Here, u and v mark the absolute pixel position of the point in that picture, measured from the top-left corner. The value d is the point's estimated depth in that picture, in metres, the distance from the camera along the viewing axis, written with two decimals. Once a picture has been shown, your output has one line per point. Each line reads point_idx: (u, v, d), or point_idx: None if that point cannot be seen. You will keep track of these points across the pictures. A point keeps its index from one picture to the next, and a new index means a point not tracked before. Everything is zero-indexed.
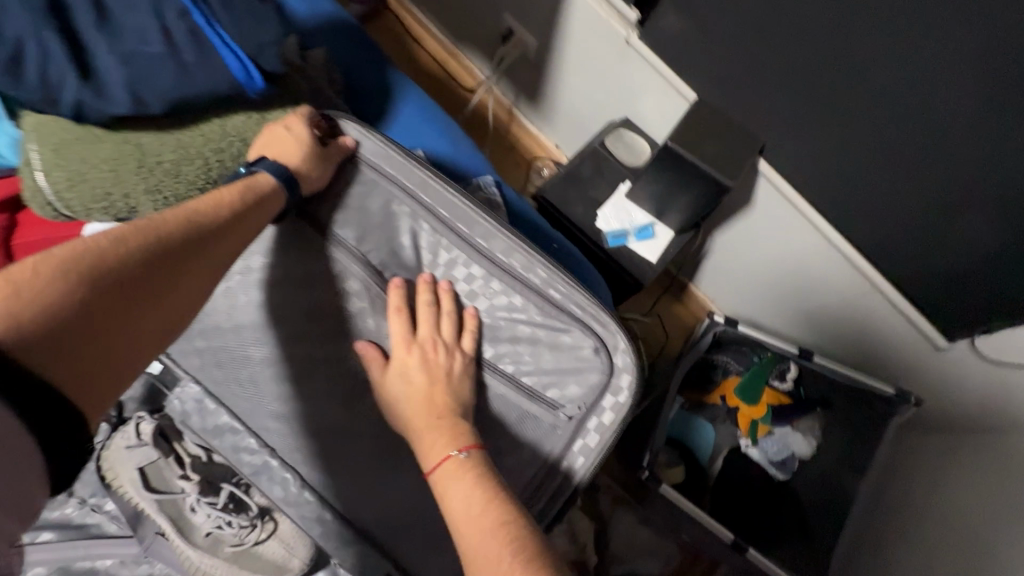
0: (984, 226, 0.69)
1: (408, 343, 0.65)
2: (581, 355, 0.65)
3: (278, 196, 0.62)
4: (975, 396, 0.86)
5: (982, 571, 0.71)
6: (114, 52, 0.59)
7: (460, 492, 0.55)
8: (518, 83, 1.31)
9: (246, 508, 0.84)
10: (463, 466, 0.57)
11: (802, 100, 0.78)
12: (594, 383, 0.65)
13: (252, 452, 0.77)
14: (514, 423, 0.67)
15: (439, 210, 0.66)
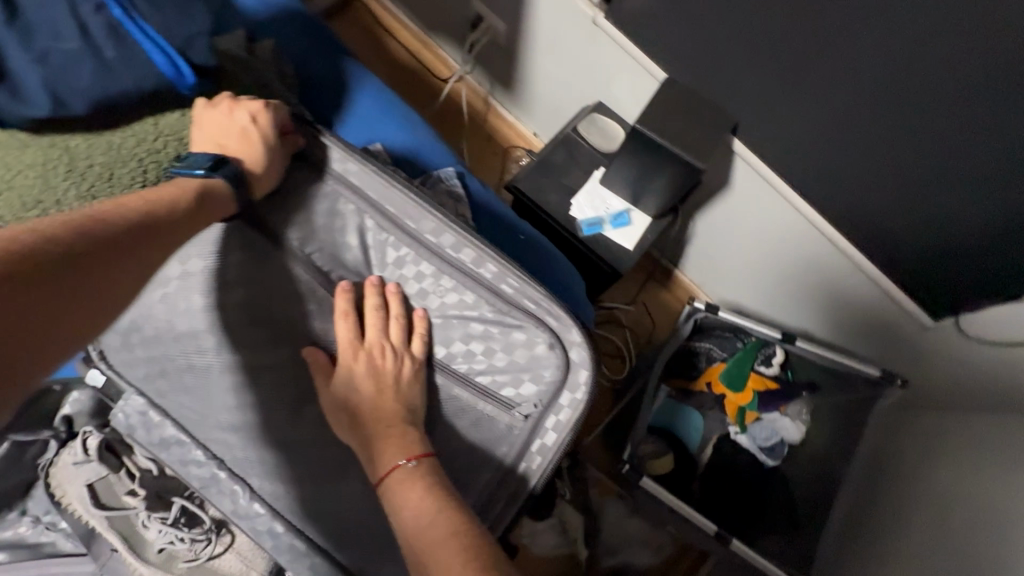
0: (960, 199, 0.70)
1: (354, 347, 0.54)
2: (535, 351, 0.55)
3: (229, 203, 0.50)
4: (957, 370, 0.88)
5: (976, 540, 0.72)
6: (25, 49, 0.49)
7: (414, 507, 0.48)
8: (490, 71, 1.27)
9: (203, 520, 0.56)
10: (416, 475, 0.49)
11: (778, 78, 0.77)
12: (550, 379, 0.55)
13: (197, 470, 0.54)
14: (465, 427, 0.57)
15: (378, 198, 0.56)
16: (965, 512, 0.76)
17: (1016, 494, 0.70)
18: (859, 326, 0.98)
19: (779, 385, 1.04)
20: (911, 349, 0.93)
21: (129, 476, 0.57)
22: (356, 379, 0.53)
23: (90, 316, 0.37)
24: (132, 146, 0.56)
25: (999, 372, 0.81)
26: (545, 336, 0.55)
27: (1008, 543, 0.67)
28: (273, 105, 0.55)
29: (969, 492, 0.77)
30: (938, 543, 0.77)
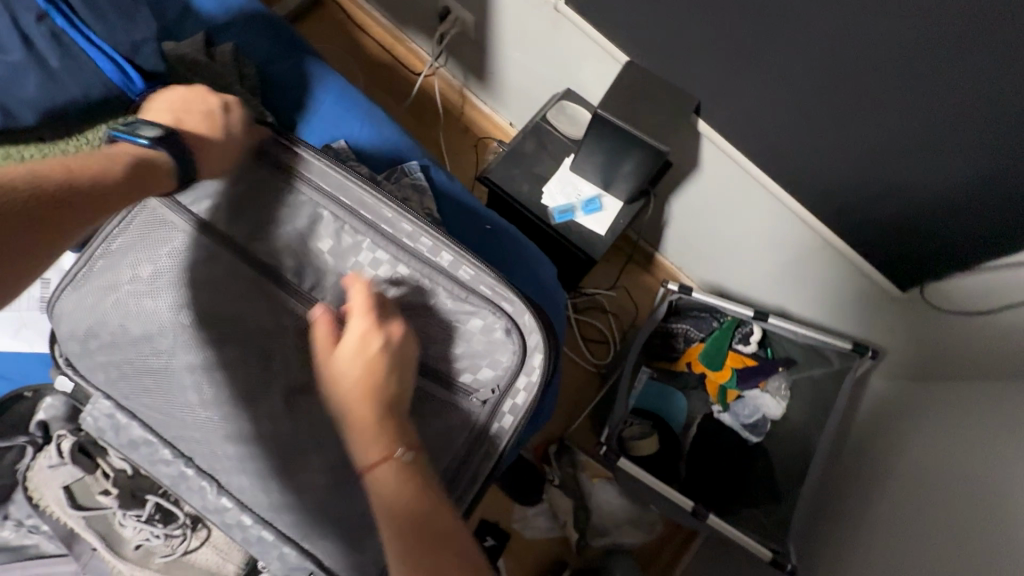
0: (920, 170, 0.70)
1: (373, 325, 0.51)
2: (491, 337, 0.56)
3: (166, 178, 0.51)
4: (929, 340, 0.88)
5: (952, 508, 0.72)
6: None
7: (405, 501, 0.45)
8: (460, 63, 1.27)
9: (178, 516, 0.57)
10: (410, 470, 0.47)
11: (734, 57, 0.77)
12: (506, 364, 0.57)
13: (169, 465, 0.55)
14: (423, 413, 0.58)
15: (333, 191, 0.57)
16: (947, 478, 0.75)
17: (997, 456, 0.70)
18: (833, 301, 0.99)
19: (757, 361, 1.05)
20: (887, 322, 0.93)
21: (104, 476, 0.58)
22: (363, 354, 0.49)
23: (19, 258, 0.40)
24: None
25: (965, 340, 0.82)
26: (501, 321, 0.56)
27: (995, 509, 0.66)
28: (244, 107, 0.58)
29: (948, 458, 0.77)
30: (920, 510, 0.77)
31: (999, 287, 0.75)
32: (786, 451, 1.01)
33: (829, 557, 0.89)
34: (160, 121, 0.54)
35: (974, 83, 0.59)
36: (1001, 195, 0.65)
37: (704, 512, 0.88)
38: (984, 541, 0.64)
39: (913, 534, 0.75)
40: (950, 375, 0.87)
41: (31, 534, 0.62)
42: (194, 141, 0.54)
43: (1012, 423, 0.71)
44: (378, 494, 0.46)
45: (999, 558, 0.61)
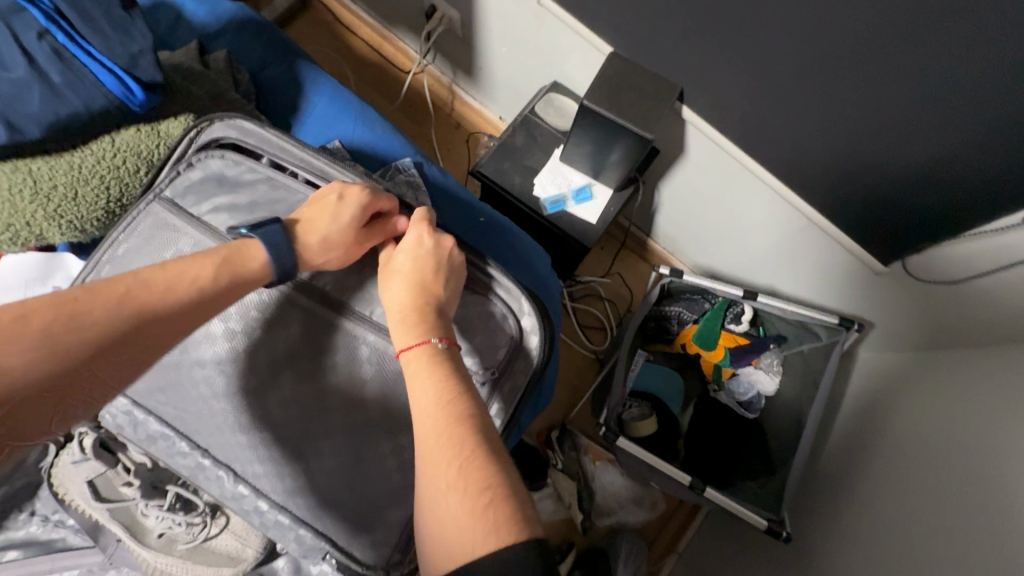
0: (895, 146, 0.73)
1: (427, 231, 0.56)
2: (489, 320, 0.59)
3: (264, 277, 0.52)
4: (914, 313, 0.91)
5: (942, 474, 0.75)
6: None
7: (430, 380, 0.46)
8: (449, 60, 1.29)
9: (198, 504, 0.61)
10: (440, 359, 0.48)
11: (713, 45, 0.79)
12: (504, 346, 0.59)
13: (185, 455, 0.58)
14: None
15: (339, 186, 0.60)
16: (941, 446, 0.77)
17: (995, 426, 0.71)
18: (820, 277, 1.02)
19: (749, 340, 1.08)
20: (873, 295, 0.96)
21: (126, 470, 0.61)
22: (416, 251, 0.55)
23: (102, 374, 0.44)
24: (93, 165, 0.59)
25: (947, 309, 0.85)
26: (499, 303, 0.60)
27: (988, 476, 0.68)
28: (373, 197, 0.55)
29: (939, 426, 0.79)
30: (913, 477, 0.79)
31: (976, 253, 0.76)
32: (781, 426, 1.05)
33: (825, 523, 0.93)
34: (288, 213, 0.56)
35: (947, 61, 0.61)
36: (976, 165, 0.68)
37: (701, 486, 0.91)
38: (977, 507, 0.67)
39: (906, 500, 0.78)
40: (934, 344, 0.90)
41: (57, 528, 0.64)
42: (302, 228, 0.54)
43: (1009, 389, 0.72)
44: (408, 369, 0.48)
45: (994, 529, 0.63)
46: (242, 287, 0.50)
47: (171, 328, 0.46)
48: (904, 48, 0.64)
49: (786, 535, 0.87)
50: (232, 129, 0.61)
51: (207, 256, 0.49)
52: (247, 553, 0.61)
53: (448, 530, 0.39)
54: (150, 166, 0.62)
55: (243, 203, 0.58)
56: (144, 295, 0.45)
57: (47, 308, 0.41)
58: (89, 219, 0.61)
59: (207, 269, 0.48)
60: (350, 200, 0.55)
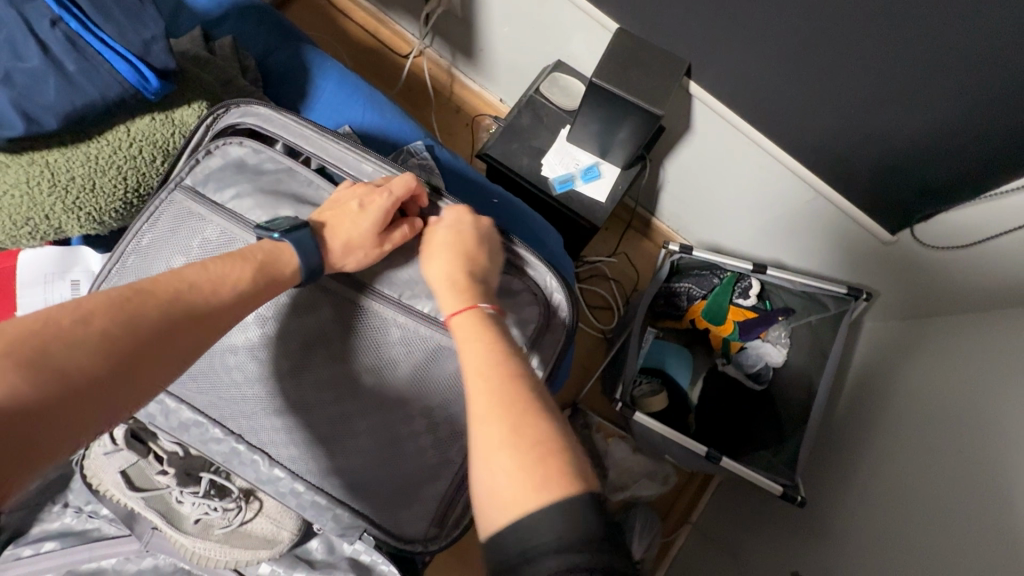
0: (905, 115, 0.73)
1: (461, 213, 0.58)
2: (516, 299, 0.59)
3: (295, 278, 0.53)
4: (919, 280, 0.92)
5: (955, 435, 0.76)
6: None
7: (480, 341, 0.48)
8: (449, 42, 1.27)
9: (232, 490, 0.62)
10: (485, 324, 0.50)
11: (721, 18, 0.79)
12: (532, 323, 0.60)
13: (219, 441, 0.59)
14: (454, 376, 0.57)
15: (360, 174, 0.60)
16: (945, 413, 0.79)
17: (1006, 388, 0.72)
18: (825, 249, 1.04)
19: (756, 313, 1.10)
20: (877, 265, 0.97)
21: (157, 459, 0.62)
22: (453, 231, 0.56)
23: (165, 370, 0.43)
24: (110, 155, 0.58)
25: (950, 276, 0.87)
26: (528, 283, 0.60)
27: (989, 443, 0.70)
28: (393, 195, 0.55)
29: (946, 392, 0.81)
30: (917, 443, 0.82)
31: (980, 217, 0.77)
32: (791, 397, 1.07)
33: (836, 489, 0.96)
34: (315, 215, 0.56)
35: (953, 31, 0.62)
36: (980, 131, 0.69)
37: (717, 455, 0.92)
38: (979, 473, 0.69)
39: (912, 465, 0.81)
40: (938, 311, 0.92)
41: (92, 518, 0.65)
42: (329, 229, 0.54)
43: (1010, 356, 0.74)
44: (455, 334, 0.50)
45: (992, 499, 0.66)
46: (275, 287, 0.52)
47: (217, 322, 0.47)
48: (912, 16, 0.64)
49: (801, 500, 0.89)
50: (249, 115, 0.60)
51: (238, 252, 0.51)
52: (282, 536, 0.62)
53: (506, 487, 0.39)
54: (166, 155, 0.62)
55: (266, 192, 0.58)
56: (190, 295, 0.46)
57: (105, 309, 0.41)
58: (108, 210, 0.60)
59: (244, 271, 0.50)
60: (370, 208, 0.54)
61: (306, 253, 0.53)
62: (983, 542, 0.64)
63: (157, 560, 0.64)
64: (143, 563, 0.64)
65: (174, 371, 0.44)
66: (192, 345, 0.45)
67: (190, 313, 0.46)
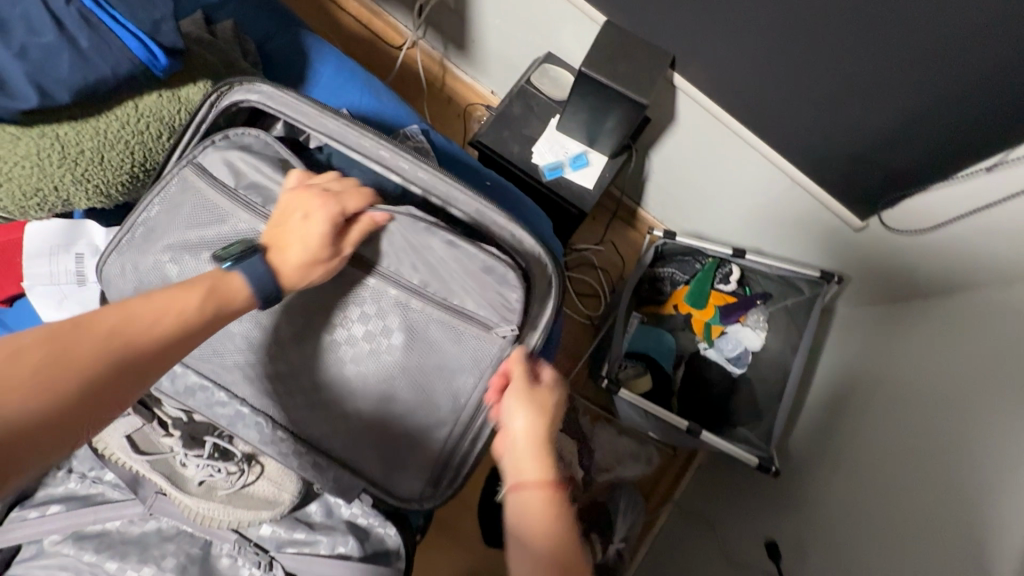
0: (875, 107, 0.78)
1: (534, 377, 0.56)
2: (501, 277, 0.58)
3: (249, 303, 0.52)
4: (886, 266, 0.98)
5: (926, 409, 0.81)
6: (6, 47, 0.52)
7: (556, 531, 0.45)
8: (442, 34, 1.30)
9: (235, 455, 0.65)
10: (562, 508, 0.47)
11: (702, 12, 0.83)
12: (517, 300, 0.58)
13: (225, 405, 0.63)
14: (443, 348, 0.60)
15: (358, 156, 0.62)
16: (916, 389, 0.85)
17: (974, 364, 0.77)
18: (801, 237, 1.09)
19: (736, 298, 1.15)
20: (850, 251, 1.03)
21: (161, 424, 0.65)
22: (531, 392, 0.53)
23: (107, 408, 0.42)
24: (117, 130, 0.60)
25: (914, 260, 0.92)
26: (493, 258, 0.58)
27: (952, 422, 0.76)
28: (333, 197, 0.56)
29: (917, 370, 0.86)
30: (887, 421, 0.87)
31: (944, 203, 0.82)
32: (768, 378, 1.12)
33: (812, 464, 1.01)
34: (262, 238, 0.56)
35: (912, 27, 0.67)
36: (943, 120, 0.74)
37: (698, 429, 0.96)
38: (942, 450, 0.75)
39: (883, 444, 0.86)
40: (906, 294, 0.97)
41: (95, 484, 0.68)
42: (282, 241, 0.55)
43: (970, 339, 0.80)
44: (529, 511, 0.46)
45: (952, 474, 0.72)
46: (225, 315, 0.50)
47: (165, 353, 0.46)
48: (875, 12, 0.68)
49: (775, 470, 0.95)
50: (252, 93, 0.63)
51: (191, 282, 0.49)
52: (283, 499, 0.65)
53: None
54: (170, 131, 0.64)
55: (259, 173, 0.60)
56: (137, 329, 0.44)
57: (38, 350, 0.39)
58: (114, 183, 0.63)
59: (197, 298, 0.48)
60: (313, 216, 0.55)
61: (257, 281, 0.53)
62: (947, 516, 0.69)
63: (161, 523, 0.66)
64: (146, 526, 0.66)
65: (114, 407, 0.42)
66: (140, 380, 0.44)
67: (134, 349, 0.44)
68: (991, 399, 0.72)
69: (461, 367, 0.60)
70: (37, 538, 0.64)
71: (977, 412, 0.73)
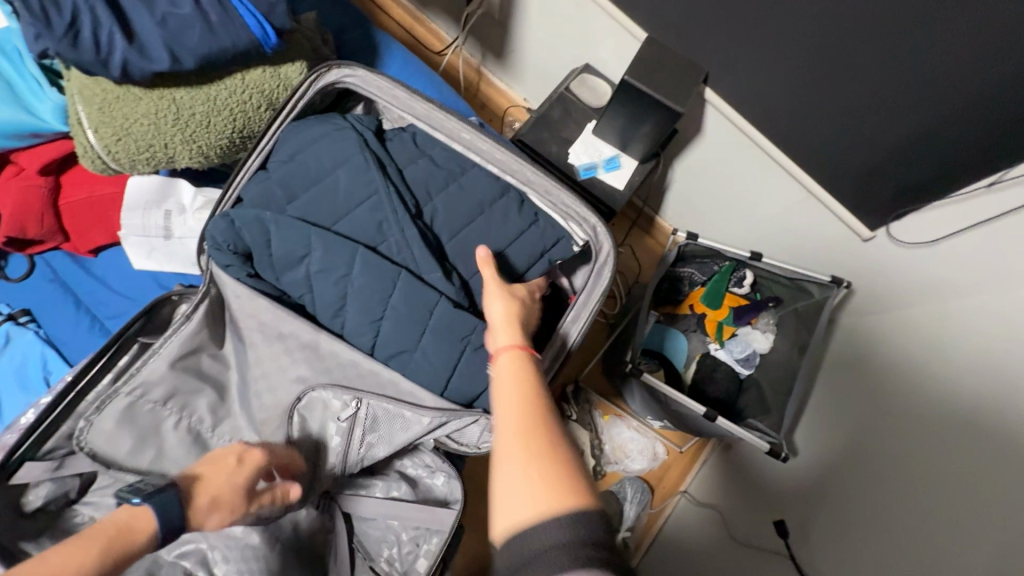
0: (888, 126, 0.87)
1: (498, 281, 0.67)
2: (320, 405, 0.73)
3: (148, 536, 0.56)
4: (888, 279, 1.05)
5: (938, 407, 0.89)
6: (153, 15, 0.62)
7: (513, 395, 0.56)
8: (484, 42, 1.38)
9: (305, 407, 0.74)
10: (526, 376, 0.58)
11: (740, 32, 0.92)
12: (330, 397, 0.72)
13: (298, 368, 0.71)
14: (386, 417, 0.72)
15: (444, 137, 0.74)
16: (923, 387, 0.92)
17: (971, 361, 0.85)
18: (812, 245, 1.17)
19: (748, 301, 1.24)
20: (856, 262, 1.11)
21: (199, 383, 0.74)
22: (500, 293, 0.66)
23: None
24: (225, 98, 0.69)
25: (910, 271, 1.00)
26: (346, 399, 0.72)
27: (957, 424, 0.85)
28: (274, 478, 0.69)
29: (922, 370, 0.94)
30: (897, 422, 0.95)
31: (947, 215, 0.91)
32: (776, 378, 1.20)
33: (824, 459, 1.09)
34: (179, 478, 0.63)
35: (925, 56, 0.76)
36: (949, 140, 0.82)
37: (715, 414, 1.00)
38: (957, 451, 0.83)
39: (893, 443, 0.95)
40: (894, 305, 1.04)
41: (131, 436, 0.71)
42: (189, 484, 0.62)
43: (972, 340, 0.87)
44: (500, 378, 0.58)
45: (961, 461, 0.82)
46: (125, 548, 0.54)
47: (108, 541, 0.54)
48: (890, 42, 0.78)
49: (785, 455, 1.02)
50: (347, 74, 0.72)
51: (132, 521, 0.56)
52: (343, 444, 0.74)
53: (519, 484, 0.48)
54: (268, 103, 0.73)
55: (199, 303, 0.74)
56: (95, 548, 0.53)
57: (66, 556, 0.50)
58: (215, 144, 0.72)
59: (137, 533, 0.55)
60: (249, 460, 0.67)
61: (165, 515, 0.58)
62: (954, 501, 0.81)
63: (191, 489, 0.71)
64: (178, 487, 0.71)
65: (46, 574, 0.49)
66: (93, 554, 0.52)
67: (109, 551, 0.53)
68: (998, 395, 0.79)
69: (408, 415, 0.70)
70: (111, 462, 0.70)
71: (983, 413, 0.81)
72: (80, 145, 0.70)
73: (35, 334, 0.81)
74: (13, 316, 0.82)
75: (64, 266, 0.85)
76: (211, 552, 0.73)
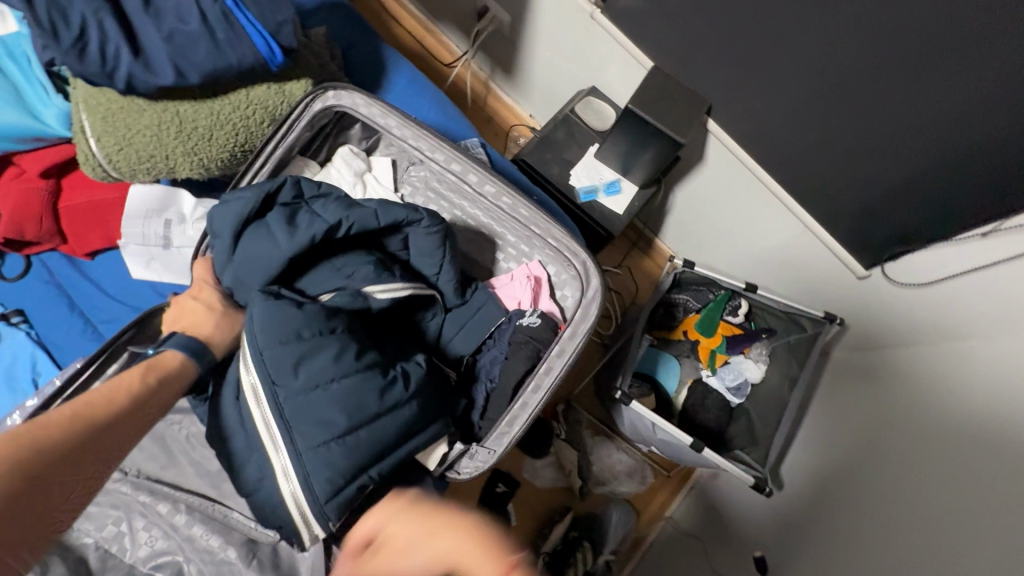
0: (886, 168, 0.88)
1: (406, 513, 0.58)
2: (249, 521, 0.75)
3: (185, 368, 0.67)
4: (880, 321, 1.05)
5: (924, 448, 0.88)
6: (158, 31, 0.65)
7: None
8: (493, 58, 1.39)
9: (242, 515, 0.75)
10: None
11: (745, 67, 0.93)
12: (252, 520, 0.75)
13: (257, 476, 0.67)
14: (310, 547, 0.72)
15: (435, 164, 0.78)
16: (914, 426, 0.92)
17: (957, 398, 0.86)
18: (808, 279, 1.17)
19: (743, 331, 1.23)
20: (848, 299, 1.11)
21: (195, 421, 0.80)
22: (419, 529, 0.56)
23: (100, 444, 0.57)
24: (229, 113, 0.73)
25: (903, 311, 0.99)
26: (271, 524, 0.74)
27: (944, 466, 0.84)
28: None
29: (913, 411, 0.94)
30: (890, 467, 0.94)
31: (939, 260, 0.90)
32: (766, 410, 1.20)
33: (812, 494, 1.09)
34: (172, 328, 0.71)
35: (923, 103, 0.77)
36: (942, 185, 0.82)
37: (701, 445, 1.00)
38: (953, 488, 0.81)
39: (881, 481, 0.94)
40: (886, 344, 1.04)
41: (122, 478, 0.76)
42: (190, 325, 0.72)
43: (959, 385, 0.86)
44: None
45: (951, 497, 0.81)
46: (163, 383, 0.64)
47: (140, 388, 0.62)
48: (889, 86, 0.78)
49: (768, 490, 1.02)
50: (345, 99, 0.75)
51: (158, 361, 0.65)
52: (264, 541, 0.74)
53: None
54: (271, 118, 0.76)
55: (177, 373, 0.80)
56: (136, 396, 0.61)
57: (105, 406, 0.59)
58: (216, 156, 0.76)
59: (166, 362, 0.66)
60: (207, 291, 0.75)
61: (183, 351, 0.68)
62: (949, 531, 0.79)
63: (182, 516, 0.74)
64: (172, 516, 0.74)
65: (96, 434, 0.57)
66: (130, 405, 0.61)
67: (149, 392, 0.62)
68: (987, 439, 0.79)
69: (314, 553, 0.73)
70: (128, 468, 0.77)
71: (972, 453, 0.80)
72: (83, 152, 0.74)
73: (27, 336, 0.83)
74: (7, 317, 0.83)
75: (60, 268, 0.86)
76: (187, 564, 0.73)
